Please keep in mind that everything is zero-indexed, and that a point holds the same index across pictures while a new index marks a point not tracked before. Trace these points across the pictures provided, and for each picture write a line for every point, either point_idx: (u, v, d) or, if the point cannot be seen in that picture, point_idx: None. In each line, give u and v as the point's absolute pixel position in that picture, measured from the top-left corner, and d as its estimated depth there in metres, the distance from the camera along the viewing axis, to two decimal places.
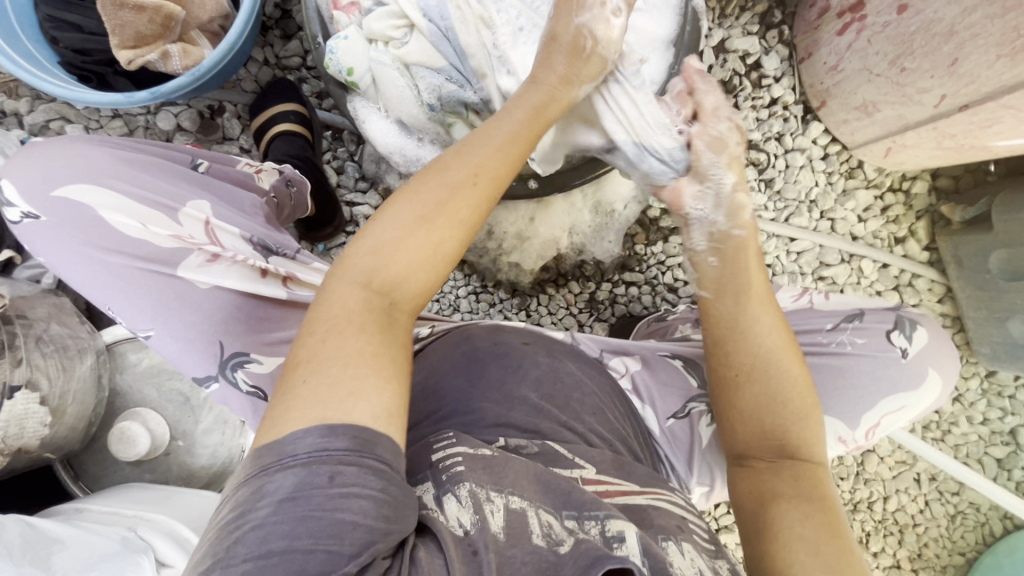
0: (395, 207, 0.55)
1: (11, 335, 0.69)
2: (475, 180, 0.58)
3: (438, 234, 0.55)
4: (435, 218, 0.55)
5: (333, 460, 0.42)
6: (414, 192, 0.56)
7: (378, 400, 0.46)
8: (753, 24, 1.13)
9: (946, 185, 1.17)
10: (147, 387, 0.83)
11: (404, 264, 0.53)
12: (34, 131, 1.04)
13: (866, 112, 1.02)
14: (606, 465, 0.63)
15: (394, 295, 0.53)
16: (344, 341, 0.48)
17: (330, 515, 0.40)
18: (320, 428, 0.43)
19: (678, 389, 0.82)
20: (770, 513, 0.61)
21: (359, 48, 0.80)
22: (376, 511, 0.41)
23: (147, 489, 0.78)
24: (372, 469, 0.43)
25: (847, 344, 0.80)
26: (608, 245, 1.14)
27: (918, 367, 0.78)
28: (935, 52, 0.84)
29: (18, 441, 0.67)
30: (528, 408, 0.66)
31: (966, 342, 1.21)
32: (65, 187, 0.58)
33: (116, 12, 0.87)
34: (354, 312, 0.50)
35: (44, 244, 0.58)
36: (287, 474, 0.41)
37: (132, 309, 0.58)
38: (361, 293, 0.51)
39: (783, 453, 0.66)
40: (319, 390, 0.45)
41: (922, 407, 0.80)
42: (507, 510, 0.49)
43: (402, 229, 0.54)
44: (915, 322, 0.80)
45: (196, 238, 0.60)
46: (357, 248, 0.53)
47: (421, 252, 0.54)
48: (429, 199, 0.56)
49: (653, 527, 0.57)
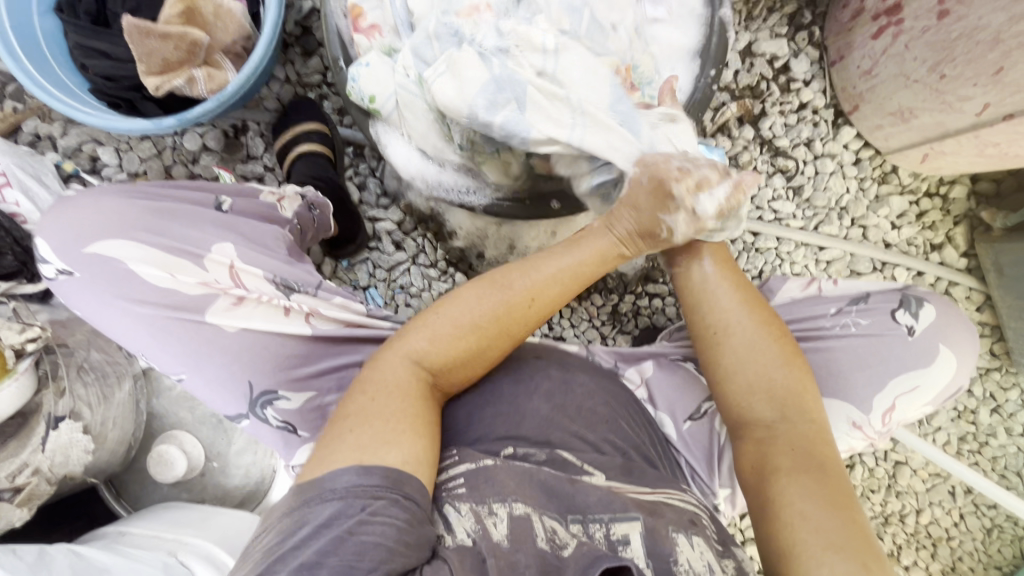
0: (467, 300, 0.62)
1: (54, 365, 0.71)
2: (529, 302, 0.63)
3: (485, 343, 0.62)
4: (495, 342, 0.62)
5: (368, 494, 0.48)
6: (461, 301, 0.62)
7: (407, 448, 0.52)
8: (782, 25, 1.09)
9: (986, 188, 1.13)
10: (182, 409, 0.85)
11: (455, 351, 0.61)
12: (67, 154, 1.07)
13: (902, 118, 0.98)
14: (614, 471, 0.63)
15: (437, 378, 0.61)
16: (388, 404, 0.55)
17: (355, 537, 0.45)
18: (356, 468, 0.49)
19: (695, 390, 0.80)
20: (771, 486, 0.60)
21: (383, 75, 0.81)
22: (396, 535, 0.46)
23: (185, 509, 0.80)
24: (398, 502, 0.48)
25: (852, 325, 0.77)
26: (632, 258, 1.11)
27: (926, 342, 0.75)
28: (979, 59, 0.81)
29: (64, 469, 0.70)
30: (538, 420, 0.65)
31: (1005, 351, 1.16)
32: (98, 243, 0.61)
33: (142, 41, 0.89)
34: (393, 385, 0.57)
35: (81, 297, 0.62)
36: (326, 505, 0.47)
37: (165, 355, 0.61)
38: (411, 368, 0.59)
39: (778, 415, 0.65)
40: (360, 442, 0.51)
41: (938, 387, 0.77)
42: (511, 517, 0.51)
43: (460, 322, 0.61)
44: (922, 297, 0.77)
45: (222, 283, 0.63)
46: (419, 329, 0.61)
47: (472, 346, 0.62)
48: (489, 318, 0.62)
49: (665, 518, 0.56)
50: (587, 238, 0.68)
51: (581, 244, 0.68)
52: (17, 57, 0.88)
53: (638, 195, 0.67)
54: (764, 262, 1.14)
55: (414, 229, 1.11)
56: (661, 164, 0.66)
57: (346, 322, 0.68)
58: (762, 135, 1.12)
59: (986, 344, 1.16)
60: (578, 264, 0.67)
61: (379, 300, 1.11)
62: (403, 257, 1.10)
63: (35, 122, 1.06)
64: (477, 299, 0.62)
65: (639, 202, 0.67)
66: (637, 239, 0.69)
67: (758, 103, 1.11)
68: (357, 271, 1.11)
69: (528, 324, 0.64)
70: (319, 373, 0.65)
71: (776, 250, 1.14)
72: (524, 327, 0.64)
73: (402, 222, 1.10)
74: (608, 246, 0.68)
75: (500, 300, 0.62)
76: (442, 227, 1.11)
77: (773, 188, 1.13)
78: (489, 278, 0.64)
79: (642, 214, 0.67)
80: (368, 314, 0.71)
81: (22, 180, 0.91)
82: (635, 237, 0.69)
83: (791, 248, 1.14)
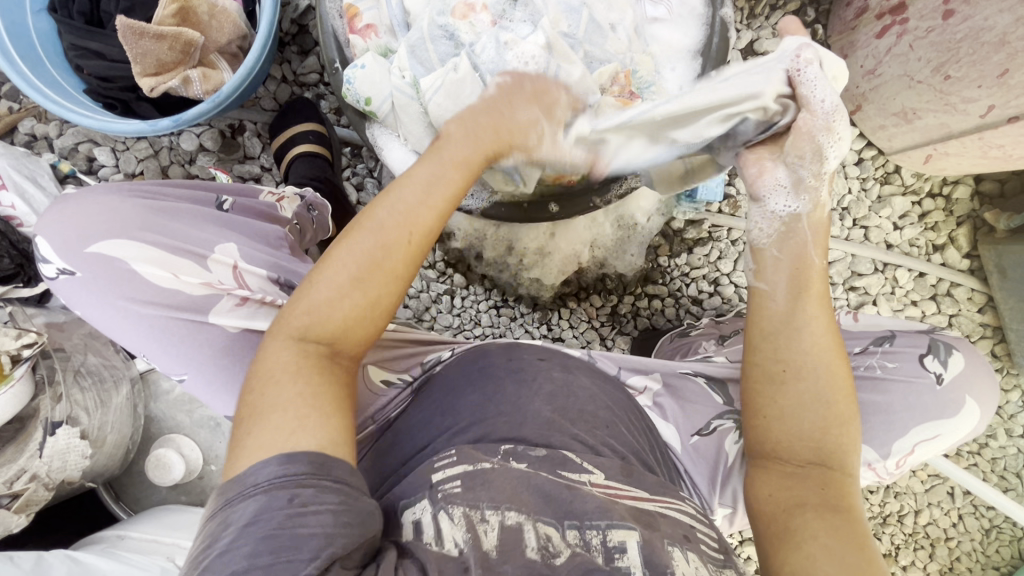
0: (339, 254, 0.55)
1: (50, 369, 0.71)
2: (406, 238, 0.56)
3: (375, 291, 0.55)
4: (372, 274, 0.54)
5: (294, 483, 0.45)
6: (342, 246, 0.55)
7: (321, 433, 0.48)
8: (785, 23, 1.08)
9: (991, 189, 1.11)
10: (180, 413, 0.86)
11: (343, 313, 0.54)
12: (63, 154, 1.06)
13: (905, 119, 0.97)
14: (614, 471, 0.60)
15: (336, 344, 0.54)
16: (282, 391, 0.50)
17: (289, 531, 0.42)
18: (277, 458, 0.46)
19: (704, 406, 0.79)
20: (794, 519, 0.58)
21: (378, 78, 0.80)
22: (335, 520, 0.44)
23: (183, 512, 0.81)
24: (331, 488, 0.45)
25: (876, 368, 0.77)
26: (630, 258, 1.12)
27: (954, 393, 0.74)
28: (984, 61, 0.80)
29: (61, 474, 0.70)
30: (539, 423, 0.63)
31: (1007, 353, 1.15)
32: (99, 242, 0.58)
33: (137, 41, 0.88)
34: (287, 367, 0.51)
35: (80, 297, 0.59)
36: (249, 501, 0.44)
37: (166, 357, 0.59)
38: (297, 347, 0.53)
39: (813, 459, 0.61)
40: (269, 433, 0.47)
41: (960, 435, 0.76)
42: (502, 528, 0.50)
43: (340, 283, 0.54)
44: (951, 345, 0.77)
45: (225, 283, 0.61)
46: (301, 301, 0.54)
47: (361, 301, 0.54)
48: (363, 254, 0.54)
49: (660, 531, 0.54)
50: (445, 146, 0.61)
51: (442, 158, 0.60)
52: (12, 58, 0.87)
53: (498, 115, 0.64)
54: None
55: None
56: (524, 82, 0.66)
57: None
58: None
59: (987, 346, 1.15)
60: (447, 183, 0.59)
61: None
62: None
63: (31, 123, 1.06)
64: (348, 251, 0.55)
65: (501, 121, 0.63)
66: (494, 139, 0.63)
67: None
68: None
69: (402, 255, 0.56)
70: None
71: None
72: (402, 258, 0.56)
73: None
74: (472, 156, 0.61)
75: (372, 242, 0.55)
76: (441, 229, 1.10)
77: None
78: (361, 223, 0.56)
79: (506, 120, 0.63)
80: None
81: (19, 183, 0.91)
82: (490, 137, 0.62)
83: None
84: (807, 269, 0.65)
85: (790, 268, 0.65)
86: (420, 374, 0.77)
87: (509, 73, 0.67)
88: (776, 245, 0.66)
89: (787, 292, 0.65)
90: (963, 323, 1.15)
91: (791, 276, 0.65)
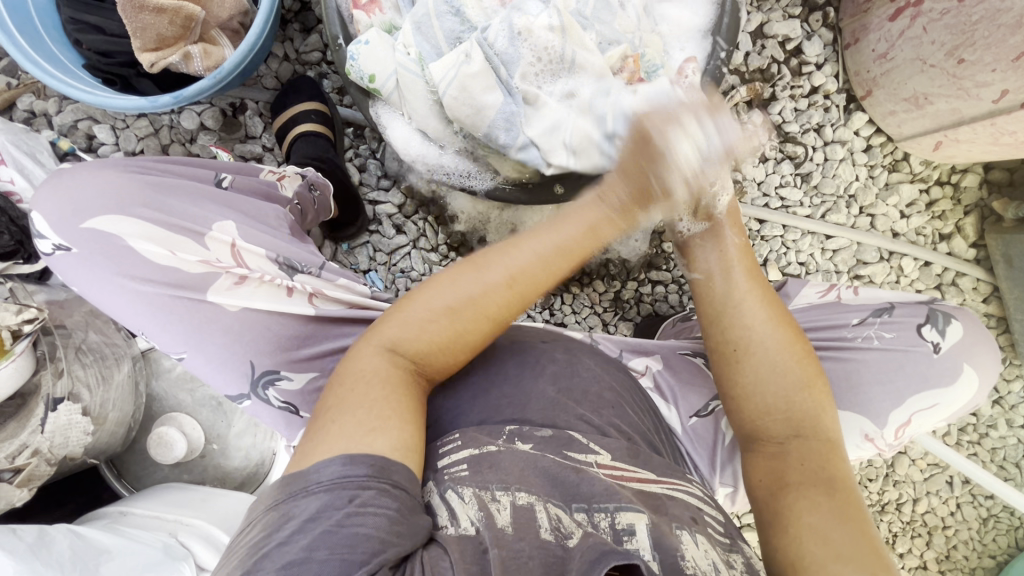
0: (441, 281, 0.58)
1: (51, 346, 0.70)
2: (507, 289, 0.58)
3: (465, 326, 0.57)
4: (461, 313, 0.57)
5: (355, 484, 0.45)
6: (445, 282, 0.58)
7: (395, 434, 0.49)
8: (796, 6, 1.06)
9: (999, 177, 1.10)
10: (182, 392, 0.85)
11: (430, 336, 0.56)
12: (62, 132, 1.05)
13: (916, 104, 0.95)
14: (621, 452, 0.60)
15: (420, 365, 0.56)
16: (368, 392, 0.51)
17: (347, 529, 0.43)
18: (342, 457, 0.46)
19: (702, 384, 0.79)
20: (780, 497, 0.58)
21: (382, 54, 0.78)
22: (388, 526, 0.44)
23: (184, 490, 0.81)
24: (386, 491, 0.46)
25: (873, 339, 0.76)
26: (635, 245, 1.10)
27: (951, 361, 0.74)
28: (1000, 44, 0.78)
29: (64, 450, 0.70)
30: (545, 401, 0.63)
31: (1011, 344, 1.15)
32: (96, 218, 0.58)
33: (136, 15, 0.86)
34: (375, 375, 0.53)
35: (77, 274, 0.58)
36: (311, 498, 0.44)
37: (165, 335, 0.58)
38: (388, 356, 0.55)
39: (790, 432, 0.63)
40: (346, 427, 0.48)
41: (959, 403, 0.76)
42: (514, 507, 0.50)
43: (434, 307, 0.57)
44: (949, 313, 0.77)
45: (223, 262, 0.60)
46: (395, 316, 0.57)
47: (447, 329, 0.57)
48: (463, 294, 0.57)
49: (668, 514, 0.54)
50: (573, 212, 0.61)
51: (569, 216, 0.61)
52: (9, 30, 0.85)
53: (631, 168, 0.59)
54: (768, 250, 1.13)
55: (415, 212, 1.09)
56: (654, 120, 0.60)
57: (350, 303, 0.66)
58: (771, 120, 1.09)
59: (991, 336, 1.15)
60: (567, 239, 0.60)
61: (380, 283, 1.10)
62: (404, 241, 1.09)
63: (30, 99, 1.04)
64: (451, 280, 0.58)
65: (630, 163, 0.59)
66: (627, 203, 0.61)
67: (768, 86, 1.08)
68: (358, 254, 1.10)
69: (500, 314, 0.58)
70: (323, 352, 0.63)
71: (782, 237, 1.13)
72: (499, 303, 0.58)
73: (403, 206, 1.08)
74: (601, 218, 0.61)
75: (475, 279, 0.58)
76: (443, 211, 1.09)
77: (781, 175, 1.11)
78: (474, 258, 0.59)
79: (630, 168, 0.60)
80: (371, 296, 0.69)
81: (17, 158, 0.90)
82: (626, 201, 0.61)
83: (797, 237, 1.12)
84: (729, 249, 0.72)
85: (720, 259, 0.72)
86: None
87: (646, 114, 0.61)
88: (705, 237, 0.73)
89: (719, 270, 0.72)
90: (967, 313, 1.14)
91: (722, 258, 0.72)
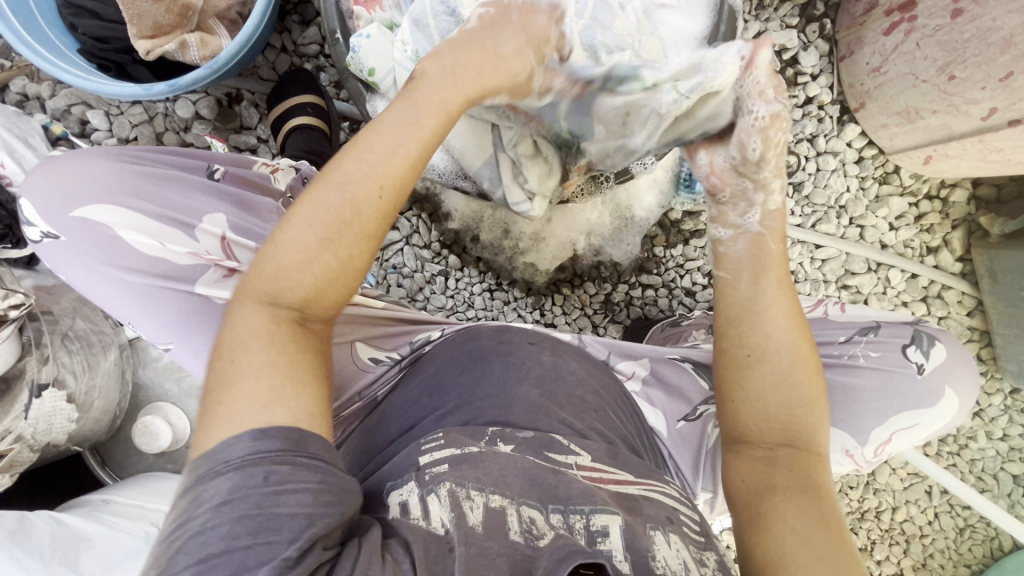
0: (303, 209, 0.49)
1: (38, 332, 0.70)
2: (382, 189, 0.50)
3: (347, 254, 0.50)
4: (341, 230, 0.49)
5: (268, 460, 0.42)
6: (304, 205, 0.49)
7: (299, 405, 0.46)
8: (794, 16, 1.07)
9: (987, 194, 1.12)
10: (168, 382, 0.85)
11: (311, 276, 0.49)
12: (56, 116, 1.05)
13: (908, 118, 0.96)
14: (600, 454, 0.61)
15: (307, 308, 0.50)
16: (253, 358, 0.46)
17: (267, 511, 0.41)
18: (250, 432, 0.43)
19: (688, 392, 0.79)
20: (764, 503, 0.58)
21: (382, 49, 0.79)
22: (314, 500, 0.42)
23: (167, 479, 0.81)
24: (307, 465, 0.43)
25: (860, 357, 0.78)
26: (627, 248, 1.12)
27: (933, 384, 0.75)
28: (989, 62, 0.79)
29: (47, 436, 0.70)
30: (527, 405, 0.64)
31: (992, 357, 1.16)
32: (85, 207, 0.56)
33: (133, 1, 0.86)
34: (258, 335, 0.47)
35: (64, 262, 0.58)
36: (222, 479, 0.41)
37: (153, 325, 0.57)
38: (269, 311, 0.49)
39: (783, 441, 0.62)
40: (238, 406, 0.44)
41: (938, 426, 0.77)
42: (485, 507, 0.50)
43: (303, 242, 0.49)
44: (933, 335, 0.78)
45: (213, 254, 0.59)
46: (264, 260, 0.49)
47: (330, 263, 0.49)
48: (326, 212, 0.49)
49: (642, 515, 0.54)
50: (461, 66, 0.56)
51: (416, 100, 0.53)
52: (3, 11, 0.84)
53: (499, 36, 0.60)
54: None
55: (409, 209, 1.09)
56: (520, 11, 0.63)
57: None
58: None
59: (973, 349, 1.17)
60: (428, 118, 0.53)
61: (372, 279, 1.09)
62: (397, 236, 1.09)
63: (23, 82, 1.04)
64: (309, 205, 0.49)
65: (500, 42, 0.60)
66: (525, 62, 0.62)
67: None
68: None
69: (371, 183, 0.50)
70: None
71: None
72: (375, 210, 0.50)
73: None
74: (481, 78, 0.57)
75: (341, 195, 0.49)
76: (437, 209, 1.09)
77: None
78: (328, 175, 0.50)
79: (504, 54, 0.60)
80: None
81: (8, 142, 0.89)
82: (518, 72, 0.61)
83: (788, 246, 1.14)
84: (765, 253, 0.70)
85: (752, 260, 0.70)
86: (409, 354, 0.76)
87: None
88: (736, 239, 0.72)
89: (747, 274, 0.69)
90: (952, 326, 1.16)
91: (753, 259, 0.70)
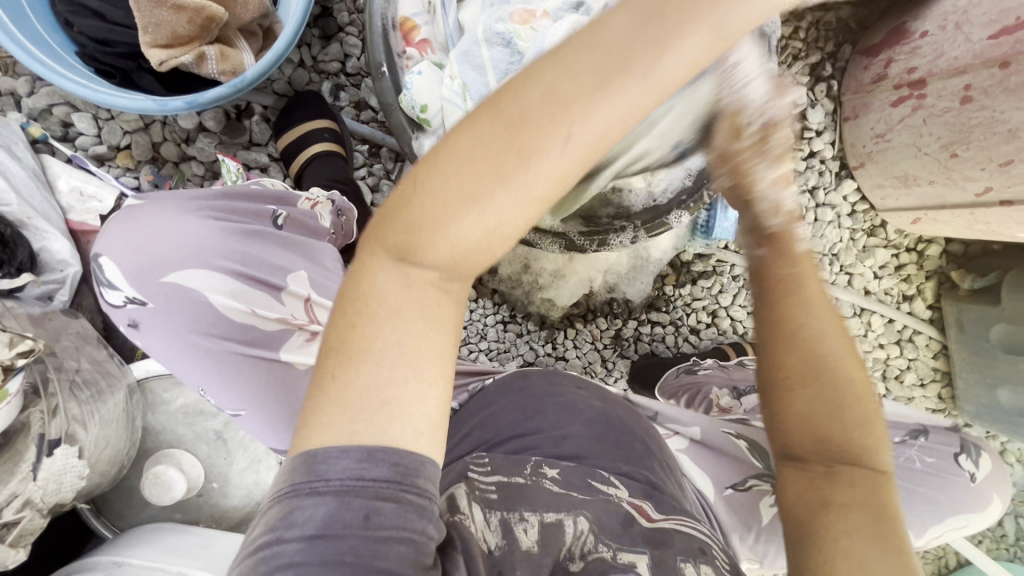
0: (454, 146, 0.36)
1: (44, 379, 0.65)
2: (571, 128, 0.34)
3: (500, 210, 0.35)
4: (501, 175, 0.34)
5: (372, 492, 0.35)
6: (453, 142, 0.36)
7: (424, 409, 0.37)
8: (804, 75, 1.14)
9: (957, 250, 1.23)
10: (181, 427, 0.79)
11: (453, 225, 0.35)
12: (33, 115, 0.95)
13: (905, 183, 1.05)
14: (636, 490, 0.58)
15: (446, 272, 0.37)
16: (390, 333, 0.36)
17: (368, 559, 0.34)
18: (357, 452, 0.35)
19: (739, 459, 0.73)
20: (817, 523, 0.46)
21: (433, 86, 0.77)
22: (415, 559, 0.36)
23: (180, 533, 0.75)
24: (416, 506, 0.36)
25: (916, 460, 0.83)
26: (640, 286, 1.15)
27: (985, 490, 0.83)
28: (993, 148, 0.87)
29: (55, 497, 0.62)
30: (579, 443, 0.62)
31: (952, 397, 1.28)
32: (174, 272, 0.53)
33: (151, 9, 0.79)
34: (389, 300, 0.37)
35: (144, 328, 0.54)
36: (318, 502, 0.35)
37: (229, 393, 0.55)
38: (399, 269, 0.37)
39: (839, 453, 0.49)
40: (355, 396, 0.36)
41: (980, 526, 0.85)
42: (541, 524, 0.50)
43: (452, 181, 0.35)
44: (980, 445, 0.86)
45: (299, 318, 0.59)
46: (401, 200, 0.37)
47: (479, 216, 0.35)
48: (486, 152, 0.35)
49: (673, 549, 0.52)
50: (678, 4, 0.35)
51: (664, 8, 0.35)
52: None
53: None
54: None
55: None
56: None
57: None
58: None
59: (936, 389, 1.28)
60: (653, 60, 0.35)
61: None
62: None
63: None
64: (470, 141, 0.35)
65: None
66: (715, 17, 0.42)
67: None
68: None
69: (563, 120, 0.34)
70: None
71: None
72: (553, 170, 0.35)
73: None
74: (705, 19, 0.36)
75: (506, 127, 0.35)
76: None
77: None
78: (500, 106, 0.35)
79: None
80: None
81: None
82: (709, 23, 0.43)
83: None
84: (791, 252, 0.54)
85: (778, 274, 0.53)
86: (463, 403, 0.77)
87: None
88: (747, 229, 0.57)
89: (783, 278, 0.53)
90: (918, 367, 1.27)
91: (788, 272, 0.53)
